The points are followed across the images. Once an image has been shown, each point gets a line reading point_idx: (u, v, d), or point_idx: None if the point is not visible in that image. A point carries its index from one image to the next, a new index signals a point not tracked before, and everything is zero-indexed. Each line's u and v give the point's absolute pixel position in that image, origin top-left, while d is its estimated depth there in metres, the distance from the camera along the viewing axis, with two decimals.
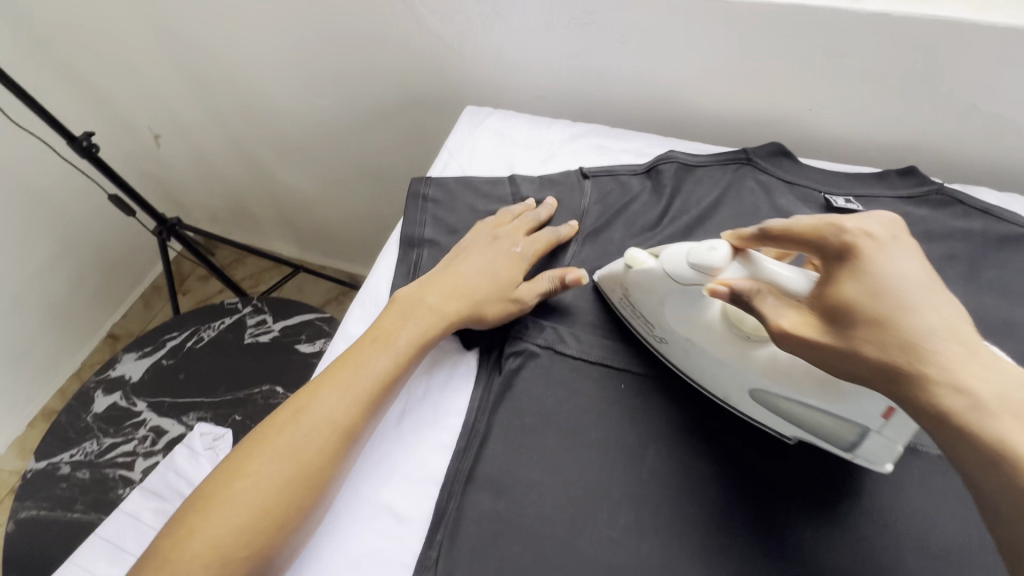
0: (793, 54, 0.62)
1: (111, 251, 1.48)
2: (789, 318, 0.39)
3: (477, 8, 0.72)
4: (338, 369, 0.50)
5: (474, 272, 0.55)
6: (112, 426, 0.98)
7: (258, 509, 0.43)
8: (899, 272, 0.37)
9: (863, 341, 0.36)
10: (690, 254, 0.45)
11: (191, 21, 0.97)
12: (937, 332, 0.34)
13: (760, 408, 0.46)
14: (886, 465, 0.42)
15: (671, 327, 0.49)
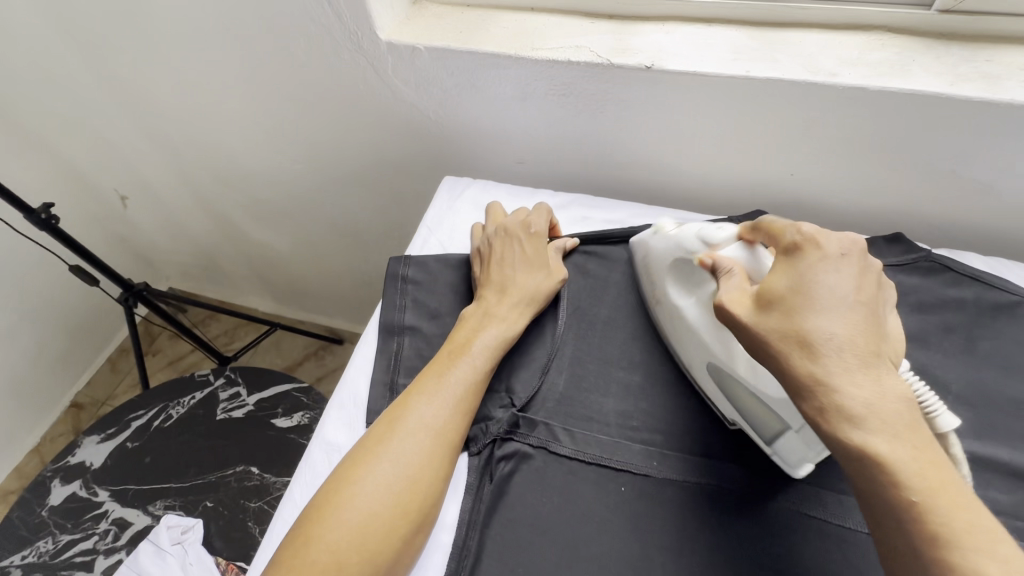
0: (772, 124, 0.62)
1: (75, 317, 1.41)
2: (728, 295, 0.43)
3: (453, 80, 0.71)
4: (373, 445, 0.45)
5: (513, 273, 0.57)
6: (70, 520, 0.91)
7: (372, 519, 0.42)
8: (826, 282, 0.39)
9: (772, 344, 0.39)
10: (700, 231, 0.51)
11: (157, 89, 0.95)
12: (838, 341, 0.37)
13: (713, 383, 0.50)
14: (798, 471, 0.46)
15: (669, 295, 0.53)
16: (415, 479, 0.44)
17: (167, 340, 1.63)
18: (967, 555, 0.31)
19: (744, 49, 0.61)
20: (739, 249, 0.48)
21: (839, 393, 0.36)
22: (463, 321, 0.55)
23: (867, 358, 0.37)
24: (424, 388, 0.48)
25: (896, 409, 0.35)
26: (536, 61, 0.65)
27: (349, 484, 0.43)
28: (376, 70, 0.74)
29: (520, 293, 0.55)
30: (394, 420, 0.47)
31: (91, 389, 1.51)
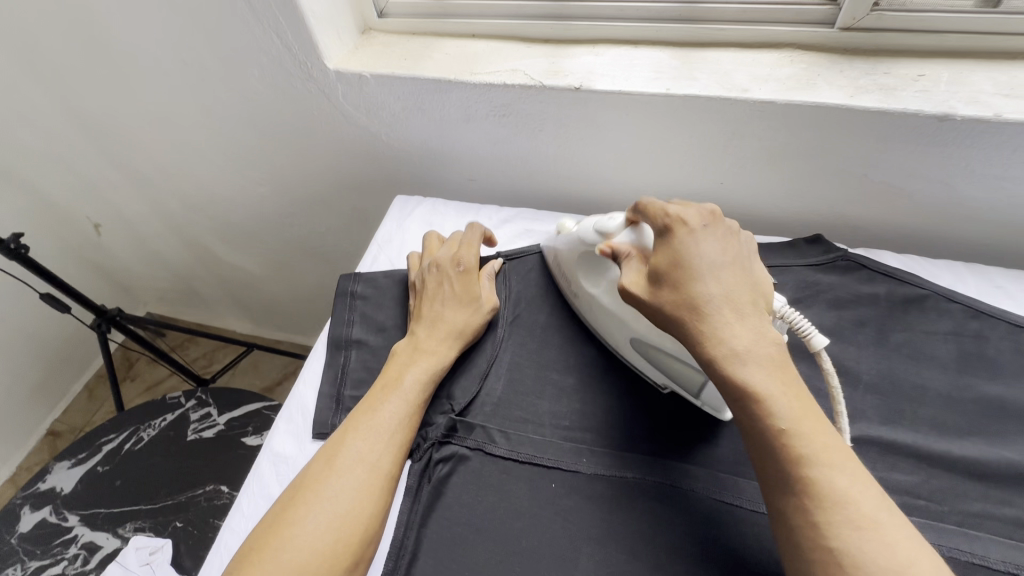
0: (696, 137, 0.66)
1: (50, 345, 1.41)
2: (630, 278, 0.48)
3: (400, 104, 0.75)
4: (309, 487, 0.47)
5: (443, 309, 0.58)
6: (39, 547, 0.91)
7: (307, 561, 0.43)
8: (700, 249, 0.46)
9: (666, 309, 0.45)
10: (597, 224, 0.56)
11: (123, 121, 0.98)
12: (716, 301, 0.43)
13: (641, 358, 0.55)
14: (725, 414, 0.52)
15: (583, 285, 0.58)
16: (350, 516, 0.45)
17: (145, 365, 1.64)
18: (825, 466, 0.38)
19: (666, 68, 0.66)
20: (631, 232, 0.52)
21: (721, 346, 0.41)
22: (394, 356, 0.57)
23: (740, 309, 0.43)
24: (358, 425, 0.50)
25: (766, 354, 0.41)
26: (474, 85, 0.68)
27: (286, 526, 0.45)
28: (328, 97, 0.78)
29: (449, 326, 0.58)
30: (331, 457, 0.49)
31: (68, 417, 1.52)
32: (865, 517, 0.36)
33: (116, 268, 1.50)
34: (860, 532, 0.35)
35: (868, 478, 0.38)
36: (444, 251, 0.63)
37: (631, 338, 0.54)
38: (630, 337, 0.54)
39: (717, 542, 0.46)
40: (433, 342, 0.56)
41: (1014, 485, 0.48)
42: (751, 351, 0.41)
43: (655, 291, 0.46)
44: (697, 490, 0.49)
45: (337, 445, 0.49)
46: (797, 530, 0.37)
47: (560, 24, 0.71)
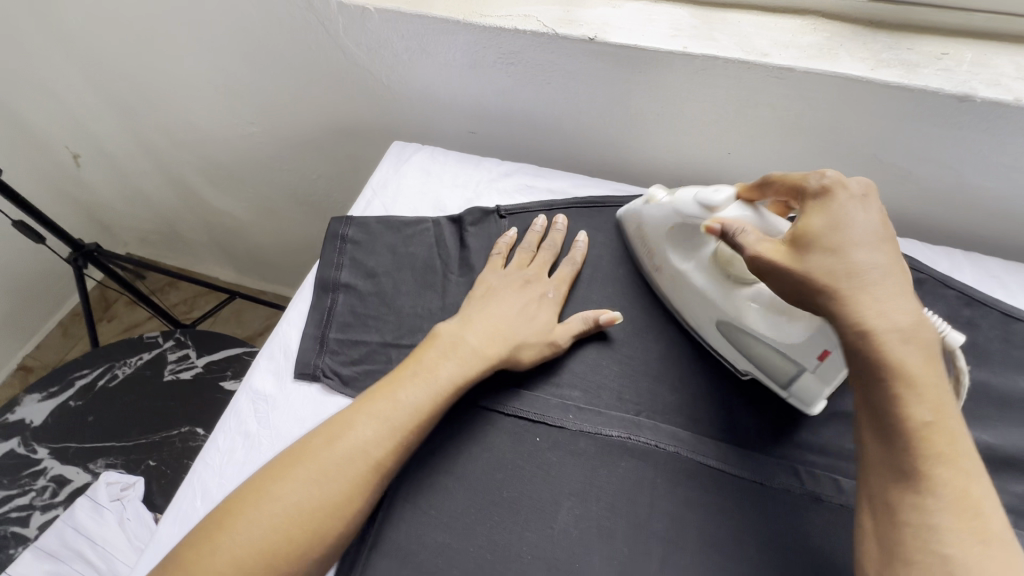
0: (709, 101, 0.64)
1: (23, 278, 1.36)
2: (765, 249, 0.45)
3: (403, 43, 0.71)
4: (311, 458, 0.44)
5: (512, 314, 0.54)
6: (7, 477, 0.89)
7: (270, 540, 0.40)
8: (857, 217, 0.43)
9: (816, 271, 0.42)
10: (699, 194, 0.51)
11: (104, 40, 0.92)
12: (882, 282, 0.41)
13: (725, 342, 0.53)
14: (813, 410, 0.50)
15: (671, 259, 0.56)
16: (329, 503, 0.42)
17: (123, 307, 1.60)
18: (958, 471, 0.36)
19: (684, 26, 0.63)
20: (744, 208, 0.50)
21: (881, 321, 0.39)
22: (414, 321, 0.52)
23: (900, 295, 0.41)
24: (378, 407, 0.46)
25: (928, 345, 0.39)
26: (483, 27, 0.65)
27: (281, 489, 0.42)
28: (328, 31, 0.73)
29: (510, 324, 0.53)
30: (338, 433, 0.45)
31: (40, 352, 1.48)
32: (975, 525, 0.35)
33: (94, 203, 1.43)
34: (971, 545, 0.34)
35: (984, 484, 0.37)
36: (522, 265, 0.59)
37: (719, 321, 0.52)
38: (717, 320, 0.53)
39: (695, 504, 0.47)
40: (483, 340, 0.52)
41: (990, 466, 0.49)
42: (920, 337, 0.39)
43: (799, 253, 0.43)
44: (682, 453, 0.49)
45: (351, 422, 0.46)
46: (898, 519, 0.36)
47: None
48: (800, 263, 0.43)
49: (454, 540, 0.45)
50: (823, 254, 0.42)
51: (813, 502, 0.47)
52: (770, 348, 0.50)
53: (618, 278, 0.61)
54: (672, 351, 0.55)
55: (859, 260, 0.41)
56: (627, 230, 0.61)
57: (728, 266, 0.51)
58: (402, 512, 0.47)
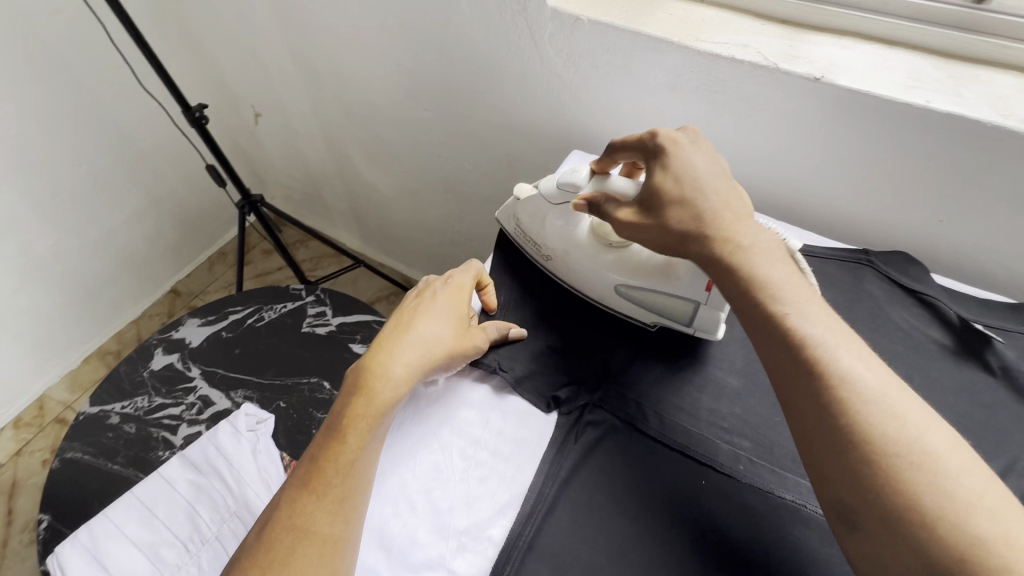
0: (937, 160, 0.59)
1: (191, 211, 1.56)
2: (625, 210, 0.50)
3: (605, 57, 0.72)
4: (360, 417, 0.45)
5: (438, 310, 0.52)
6: (165, 386, 1.01)
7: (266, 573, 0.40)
8: (693, 160, 0.48)
9: (677, 229, 0.46)
10: (559, 178, 0.59)
11: (317, 17, 1.01)
12: (721, 213, 0.46)
13: (626, 303, 0.59)
14: (717, 333, 0.56)
15: (553, 245, 0.61)
16: (305, 528, 0.41)
17: (260, 254, 1.75)
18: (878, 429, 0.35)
19: (925, 77, 0.58)
20: (599, 183, 0.56)
21: (736, 258, 0.44)
22: (414, 303, 0.54)
23: (738, 219, 0.45)
24: (406, 356, 0.48)
25: (771, 254, 0.44)
26: (700, 53, 0.64)
27: (342, 451, 0.44)
28: (532, 35, 0.76)
29: (432, 321, 0.51)
30: (376, 384, 0.47)
31: (189, 280, 1.65)
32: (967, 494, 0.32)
33: (259, 157, 1.59)
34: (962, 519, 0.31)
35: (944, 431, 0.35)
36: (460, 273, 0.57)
37: (616, 287, 0.58)
38: (613, 287, 0.58)
39: None
40: (428, 335, 0.50)
41: None
42: (756, 249, 0.44)
43: (652, 209, 0.48)
44: None
45: (383, 374, 0.47)
46: (860, 485, 0.34)
47: (811, 7, 0.64)
48: (654, 217, 0.48)
49: (611, 565, 0.44)
50: (674, 208, 0.46)
51: None
52: (670, 296, 0.56)
53: None
54: None
55: (698, 207, 0.46)
56: (508, 231, 0.66)
57: (606, 235, 0.59)
58: (559, 522, 0.46)
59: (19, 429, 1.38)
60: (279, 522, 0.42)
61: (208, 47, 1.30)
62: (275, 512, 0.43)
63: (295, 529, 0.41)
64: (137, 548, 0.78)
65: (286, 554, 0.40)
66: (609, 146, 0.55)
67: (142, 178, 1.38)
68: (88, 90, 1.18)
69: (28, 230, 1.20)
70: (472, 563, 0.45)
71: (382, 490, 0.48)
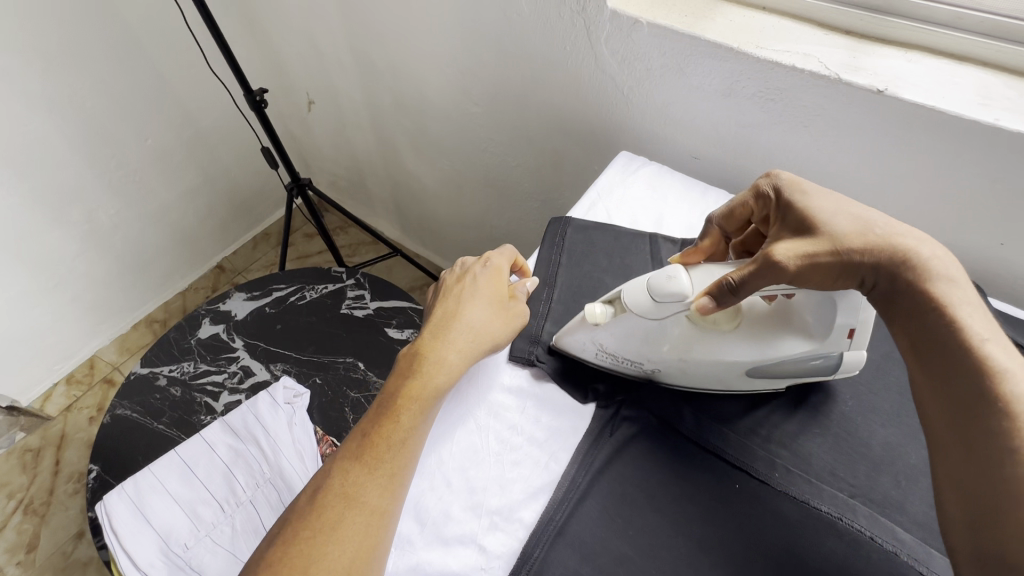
0: (1000, 182, 0.58)
1: (241, 191, 1.63)
2: (784, 246, 0.46)
3: (662, 60, 0.72)
4: (416, 399, 0.48)
5: (482, 295, 0.55)
6: (210, 354, 1.06)
7: (313, 534, 0.41)
8: (821, 187, 0.51)
9: (854, 246, 0.44)
10: (651, 288, 0.49)
11: (377, 9, 1.04)
12: (891, 227, 0.46)
13: (756, 381, 0.52)
14: (855, 370, 0.53)
15: (660, 351, 0.52)
16: (357, 496, 0.43)
17: (302, 237, 1.81)
18: None
19: (995, 95, 0.57)
20: (704, 273, 0.49)
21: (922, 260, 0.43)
22: (456, 288, 0.56)
23: (910, 236, 0.45)
24: (456, 342, 0.51)
25: (953, 272, 0.43)
26: (760, 60, 0.64)
27: (396, 429, 0.46)
28: (589, 35, 0.77)
29: (481, 308, 0.54)
30: (429, 364, 0.50)
31: (233, 257, 1.72)
32: None
33: (308, 144, 1.65)
34: None
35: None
36: (501, 262, 0.59)
37: (749, 368, 0.51)
38: (745, 371, 0.51)
39: None
40: (479, 323, 0.53)
41: None
42: (937, 262, 0.43)
43: (810, 234, 0.47)
44: (902, 556, 0.44)
45: (436, 359, 0.50)
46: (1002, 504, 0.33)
47: (878, 18, 0.63)
48: (825, 241, 0.46)
49: (639, 557, 0.45)
50: (840, 224, 0.46)
51: None
52: (809, 357, 0.51)
53: None
54: (900, 439, 0.50)
55: (864, 220, 0.46)
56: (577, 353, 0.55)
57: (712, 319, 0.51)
58: (589, 512, 0.47)
59: (70, 385, 1.46)
60: (331, 489, 0.44)
61: (270, 34, 1.36)
62: (328, 483, 0.44)
63: (345, 498, 0.43)
64: (176, 504, 0.82)
65: (338, 519, 0.42)
66: (710, 215, 0.58)
67: (199, 156, 1.45)
68: (158, 69, 1.24)
69: (93, 198, 1.27)
70: (503, 541, 0.46)
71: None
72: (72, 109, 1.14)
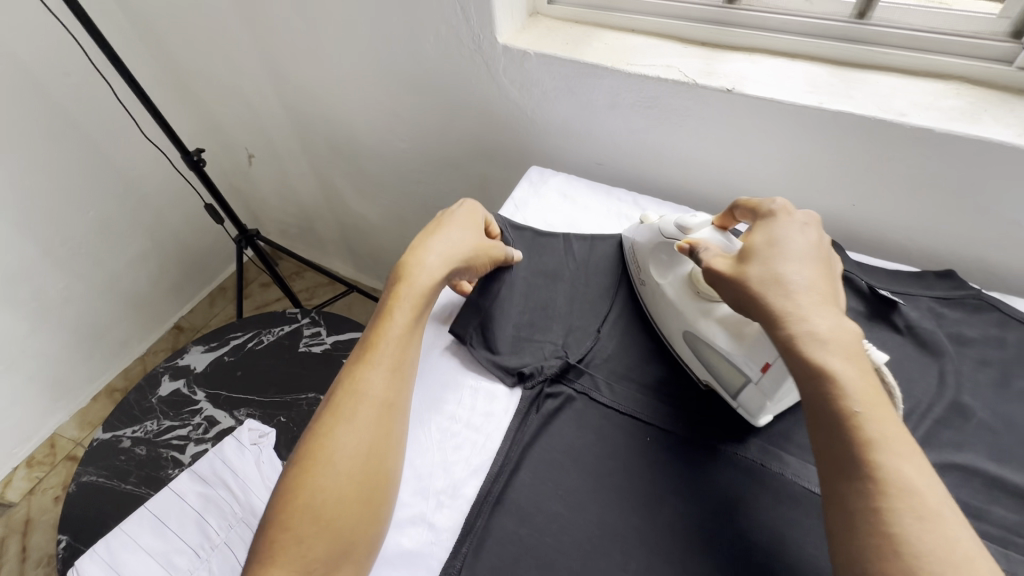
0: (839, 155, 0.68)
1: (191, 250, 1.65)
2: (716, 259, 0.54)
3: (553, 83, 0.81)
4: (406, 304, 0.58)
5: (453, 223, 0.66)
6: (172, 410, 1.08)
7: (333, 425, 0.51)
8: (791, 230, 0.53)
9: (754, 286, 0.50)
10: (678, 218, 0.62)
11: (301, 65, 1.12)
12: (809, 290, 0.48)
13: (690, 352, 0.59)
14: (758, 419, 0.55)
15: (651, 275, 0.64)
16: (365, 394, 0.52)
17: (258, 287, 1.84)
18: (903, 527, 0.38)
19: (821, 83, 0.68)
20: (708, 234, 0.60)
21: (808, 325, 0.46)
22: (432, 223, 0.67)
23: (826, 302, 0.48)
24: (427, 255, 0.62)
25: (846, 343, 0.45)
26: (631, 75, 0.74)
27: (391, 330, 0.56)
28: (488, 68, 0.86)
29: (452, 230, 0.64)
30: (409, 274, 0.60)
31: (191, 316, 1.73)
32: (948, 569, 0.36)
33: (254, 197, 1.69)
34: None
35: (969, 528, 0.38)
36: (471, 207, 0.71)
37: (685, 330, 0.59)
38: (683, 330, 0.59)
39: (796, 512, 0.50)
40: (454, 241, 0.63)
41: None
42: (829, 337, 0.45)
43: (744, 262, 0.52)
44: (785, 475, 0.52)
45: (421, 270, 0.60)
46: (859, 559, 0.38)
47: (723, 30, 0.74)
48: (742, 271, 0.51)
49: (566, 511, 0.51)
50: (762, 266, 0.50)
51: None
52: (728, 363, 0.55)
53: None
54: None
55: (787, 274, 0.49)
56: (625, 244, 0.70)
57: (698, 283, 0.59)
58: (522, 482, 0.53)
59: (32, 468, 1.44)
60: (343, 391, 0.53)
61: (204, 98, 1.42)
62: (339, 383, 0.54)
63: (355, 394, 0.52)
64: (152, 558, 0.83)
65: (351, 411, 0.51)
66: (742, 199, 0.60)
67: (145, 222, 1.47)
68: (94, 143, 1.28)
69: (39, 275, 1.28)
70: (449, 516, 0.52)
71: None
72: (10, 191, 1.16)
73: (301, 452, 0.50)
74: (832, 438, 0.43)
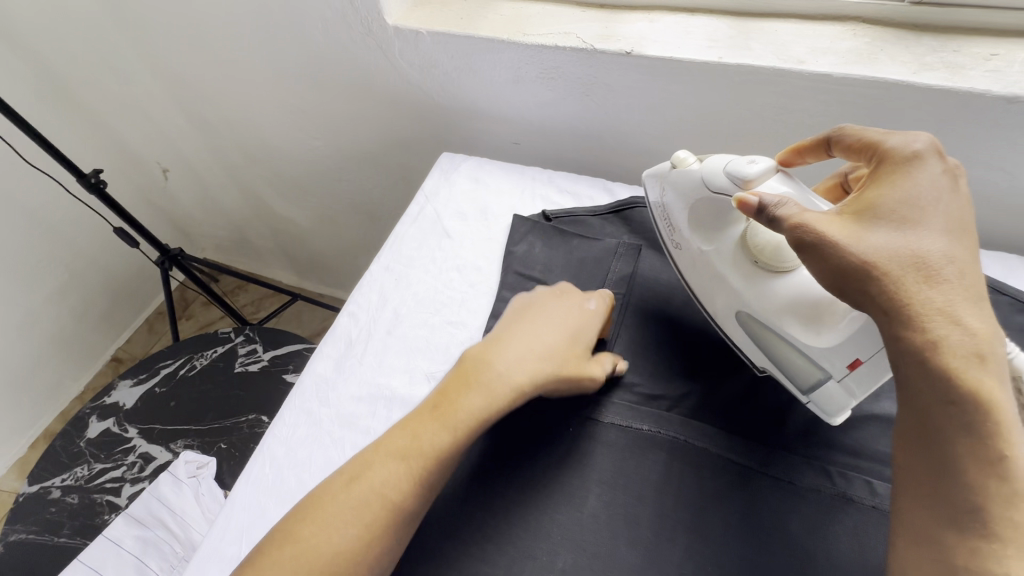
0: (746, 110, 0.66)
1: (116, 277, 1.55)
2: (816, 217, 0.40)
3: (453, 63, 0.77)
4: (471, 408, 0.48)
5: (552, 327, 0.55)
6: (103, 452, 1.01)
7: (344, 513, 0.44)
8: (931, 182, 0.39)
9: (873, 258, 0.37)
10: (729, 164, 0.49)
11: (193, 68, 1.04)
12: (954, 271, 0.36)
13: (745, 336, 0.53)
14: (834, 420, 0.48)
15: (697, 241, 0.55)
16: (387, 493, 0.45)
17: (199, 306, 1.75)
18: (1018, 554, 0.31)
19: (720, 37, 0.65)
20: (782, 183, 0.46)
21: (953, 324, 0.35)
22: (537, 312, 0.57)
23: (977, 296, 0.36)
24: (515, 360, 0.52)
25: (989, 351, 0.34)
26: (527, 45, 0.69)
27: (443, 434, 0.47)
28: (384, 53, 0.80)
29: (546, 338, 0.54)
30: (482, 372, 0.51)
31: (128, 345, 1.64)
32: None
33: (178, 214, 1.59)
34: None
35: None
36: (593, 309, 0.57)
37: (738, 309, 0.52)
38: (736, 308, 0.52)
39: (718, 483, 0.49)
40: (542, 350, 0.53)
41: None
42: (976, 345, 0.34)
43: (857, 223, 0.39)
44: (710, 449, 0.50)
45: (497, 374, 0.51)
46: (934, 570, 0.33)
47: None
48: (854, 240, 0.38)
49: (488, 515, 0.49)
50: (889, 232, 0.38)
51: (842, 502, 0.47)
52: (802, 356, 0.47)
53: (659, 280, 0.63)
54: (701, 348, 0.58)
55: (923, 243, 0.37)
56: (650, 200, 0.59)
57: (755, 252, 0.50)
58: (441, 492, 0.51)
59: None
60: (369, 473, 0.46)
61: None
62: (372, 465, 0.46)
63: (377, 488, 0.45)
64: None
65: (365, 508, 0.44)
66: (839, 129, 0.46)
67: (56, 254, 1.37)
68: None
69: None
70: None
71: (266, 454, 0.60)
72: None
73: (298, 523, 0.44)
74: (924, 436, 0.35)
